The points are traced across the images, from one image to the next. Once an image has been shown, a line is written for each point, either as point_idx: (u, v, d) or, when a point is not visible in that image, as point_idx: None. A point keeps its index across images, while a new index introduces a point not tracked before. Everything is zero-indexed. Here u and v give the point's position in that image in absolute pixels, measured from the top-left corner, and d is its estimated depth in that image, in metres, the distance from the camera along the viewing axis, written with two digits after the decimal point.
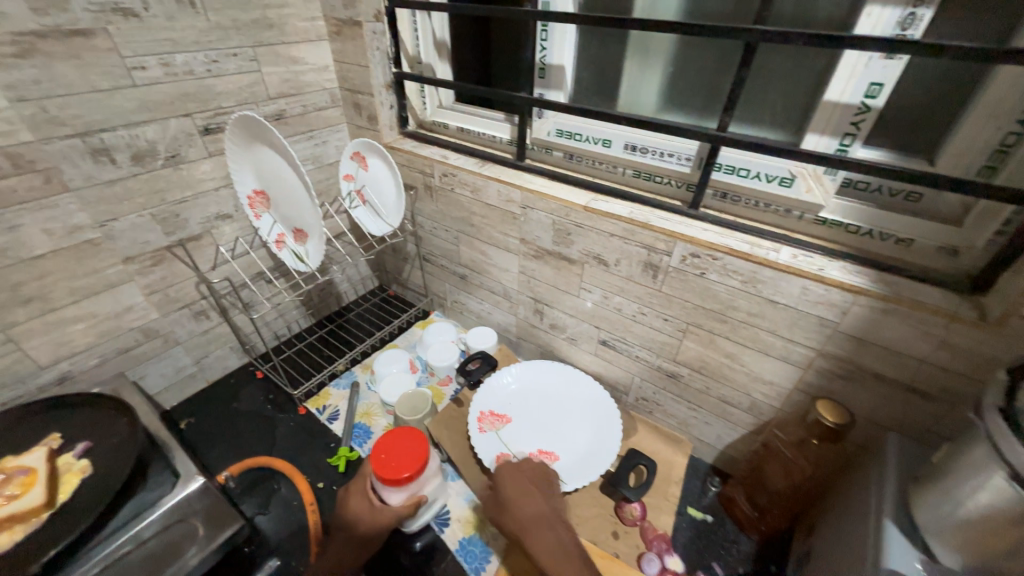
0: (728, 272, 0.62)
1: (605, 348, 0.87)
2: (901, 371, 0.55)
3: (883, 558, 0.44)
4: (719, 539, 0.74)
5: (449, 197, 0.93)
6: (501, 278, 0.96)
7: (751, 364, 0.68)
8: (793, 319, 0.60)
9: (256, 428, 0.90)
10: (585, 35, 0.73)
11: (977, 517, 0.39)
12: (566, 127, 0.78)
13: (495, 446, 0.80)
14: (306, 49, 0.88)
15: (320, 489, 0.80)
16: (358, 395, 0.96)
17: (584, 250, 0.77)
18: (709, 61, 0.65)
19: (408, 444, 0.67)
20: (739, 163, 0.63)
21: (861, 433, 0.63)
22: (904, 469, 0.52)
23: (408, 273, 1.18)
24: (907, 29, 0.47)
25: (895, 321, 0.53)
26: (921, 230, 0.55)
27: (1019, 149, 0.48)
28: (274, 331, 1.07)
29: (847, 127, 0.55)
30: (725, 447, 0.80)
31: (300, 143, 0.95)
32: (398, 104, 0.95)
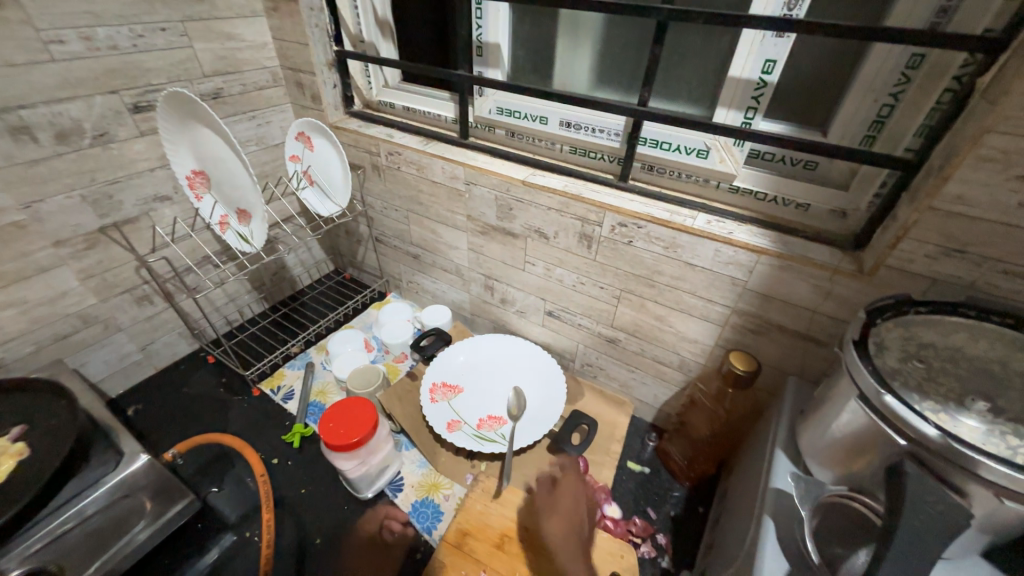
0: (652, 239, 0.67)
1: (551, 318, 0.91)
2: (798, 322, 0.62)
3: (772, 481, 0.50)
4: (655, 487, 0.80)
5: (396, 175, 0.94)
6: (452, 255, 0.99)
7: (677, 325, 0.73)
8: (709, 280, 0.66)
9: (208, 411, 0.90)
10: (518, 14, 0.75)
11: (840, 436, 0.45)
12: (505, 105, 0.80)
13: (445, 414, 0.83)
14: (240, 25, 0.86)
15: (275, 464, 0.81)
16: (313, 374, 0.97)
17: (526, 224, 0.81)
18: (632, 39, 0.69)
19: (355, 412, 0.70)
20: (663, 137, 0.68)
21: (770, 381, 0.70)
22: (798, 406, 0.58)
23: (362, 255, 1.19)
24: (793, 9, 0.52)
25: (791, 276, 0.59)
26: (816, 195, 0.61)
27: (891, 120, 0.54)
28: (225, 316, 1.06)
29: (750, 101, 0.60)
30: (661, 405, 0.86)
31: (242, 123, 0.93)
32: (342, 83, 0.95)
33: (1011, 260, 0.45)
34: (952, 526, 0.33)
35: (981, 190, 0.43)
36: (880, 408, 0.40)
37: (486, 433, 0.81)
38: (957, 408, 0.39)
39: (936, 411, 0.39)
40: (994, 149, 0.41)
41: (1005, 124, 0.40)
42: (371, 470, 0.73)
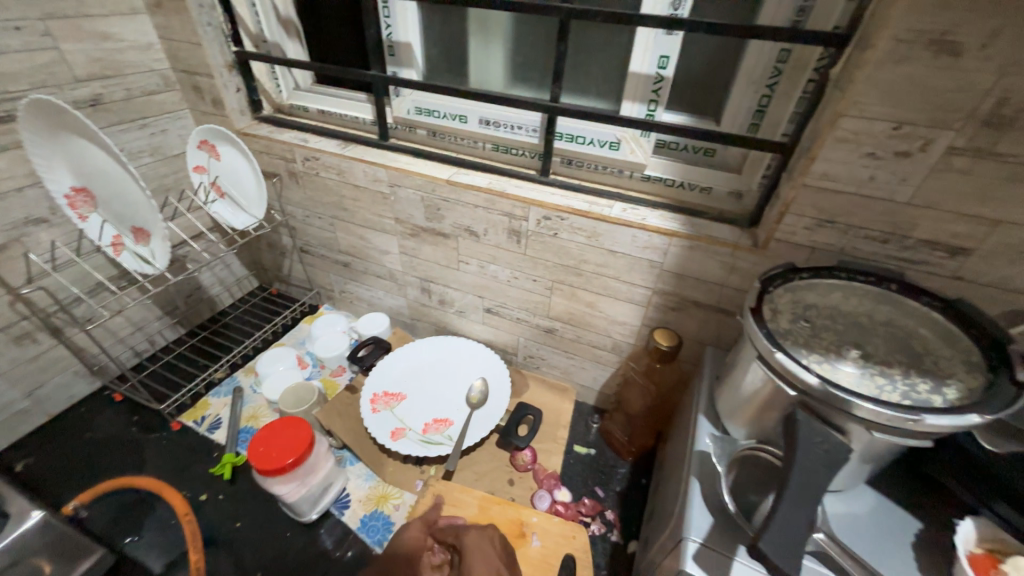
0: (575, 230, 0.70)
1: (490, 315, 0.92)
2: (710, 297, 0.67)
3: (696, 444, 0.54)
4: (601, 466, 0.84)
5: (315, 181, 0.89)
6: (384, 261, 0.96)
7: (607, 309, 0.77)
8: (630, 264, 0.69)
9: (119, 455, 0.81)
10: (427, 12, 0.74)
11: (747, 395, 0.49)
12: (423, 104, 0.79)
13: (389, 423, 0.81)
14: (117, 23, 0.77)
15: (203, 502, 0.75)
16: (241, 400, 0.90)
17: (455, 223, 0.80)
18: (540, 37, 0.71)
19: (288, 433, 0.66)
20: (577, 132, 0.70)
21: (692, 353, 0.75)
22: (715, 373, 0.64)
23: (288, 267, 1.12)
24: (678, 8, 0.57)
25: (700, 255, 0.64)
26: (715, 179, 0.66)
27: (770, 108, 0.60)
28: (131, 348, 0.95)
29: (651, 94, 0.64)
30: (600, 387, 0.90)
31: (131, 132, 0.84)
32: (247, 86, 0.89)
33: (870, 226, 0.53)
34: (835, 460, 0.38)
35: (841, 167, 0.50)
36: (774, 365, 0.44)
37: (433, 437, 0.80)
38: (836, 358, 0.45)
39: (820, 361, 0.44)
40: (847, 131, 0.48)
41: (853, 109, 0.46)
42: (313, 491, 0.70)
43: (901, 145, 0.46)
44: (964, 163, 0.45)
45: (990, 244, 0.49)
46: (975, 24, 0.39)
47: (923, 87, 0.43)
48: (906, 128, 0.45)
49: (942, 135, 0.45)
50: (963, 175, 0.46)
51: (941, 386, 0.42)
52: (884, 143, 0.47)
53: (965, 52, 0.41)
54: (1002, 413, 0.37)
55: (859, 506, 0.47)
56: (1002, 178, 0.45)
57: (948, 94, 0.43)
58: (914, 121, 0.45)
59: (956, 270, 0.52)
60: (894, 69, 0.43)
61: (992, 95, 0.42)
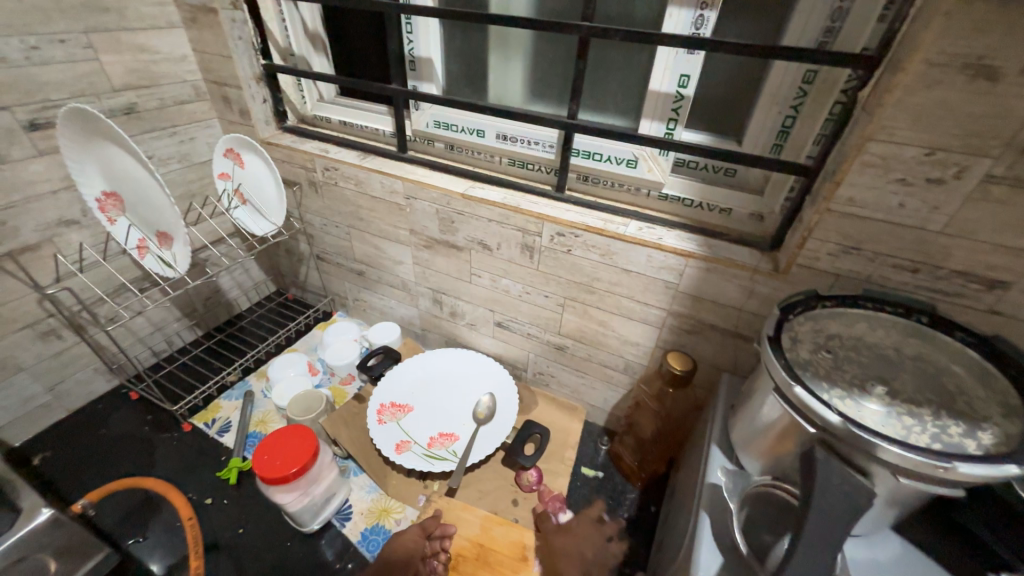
0: (589, 247, 0.69)
1: (501, 329, 0.91)
2: (727, 320, 0.65)
3: (708, 476, 0.52)
4: (609, 490, 0.81)
5: (334, 191, 0.91)
6: (397, 271, 0.97)
7: (619, 329, 0.75)
8: (644, 284, 0.68)
9: (131, 453, 0.82)
10: (449, 29, 0.75)
11: (763, 427, 0.47)
12: (442, 118, 0.79)
13: (394, 435, 0.81)
14: (154, 36, 0.81)
15: (207, 505, 0.75)
16: (251, 404, 0.91)
17: (468, 236, 0.80)
18: (560, 55, 0.71)
19: (294, 443, 0.66)
20: (594, 149, 0.70)
21: (707, 378, 0.73)
22: (731, 400, 0.61)
23: (305, 274, 1.14)
24: (700, 28, 0.56)
25: (717, 278, 0.62)
26: (735, 200, 0.65)
27: (794, 130, 0.58)
28: (150, 347, 0.98)
29: (670, 113, 0.63)
30: (610, 408, 0.88)
31: (161, 139, 0.87)
32: (273, 97, 0.91)
33: (899, 254, 0.50)
34: (858, 505, 0.36)
35: (868, 192, 0.48)
36: (791, 398, 0.42)
37: (437, 451, 0.79)
38: (860, 394, 0.42)
39: (843, 397, 0.42)
40: (874, 155, 0.46)
41: (881, 133, 0.44)
42: (315, 501, 0.69)
43: (933, 172, 0.44)
44: (1002, 193, 0.43)
45: None
46: (1015, 49, 0.37)
47: (957, 113, 0.41)
48: (938, 153, 0.43)
49: (978, 163, 0.42)
50: (1001, 204, 0.43)
51: (976, 430, 0.39)
52: (914, 169, 0.45)
53: (1004, 77, 0.39)
54: None
55: (882, 553, 0.44)
56: None
57: (985, 120, 0.41)
58: (948, 148, 0.43)
59: (993, 303, 0.49)
60: (926, 93, 0.41)
61: None
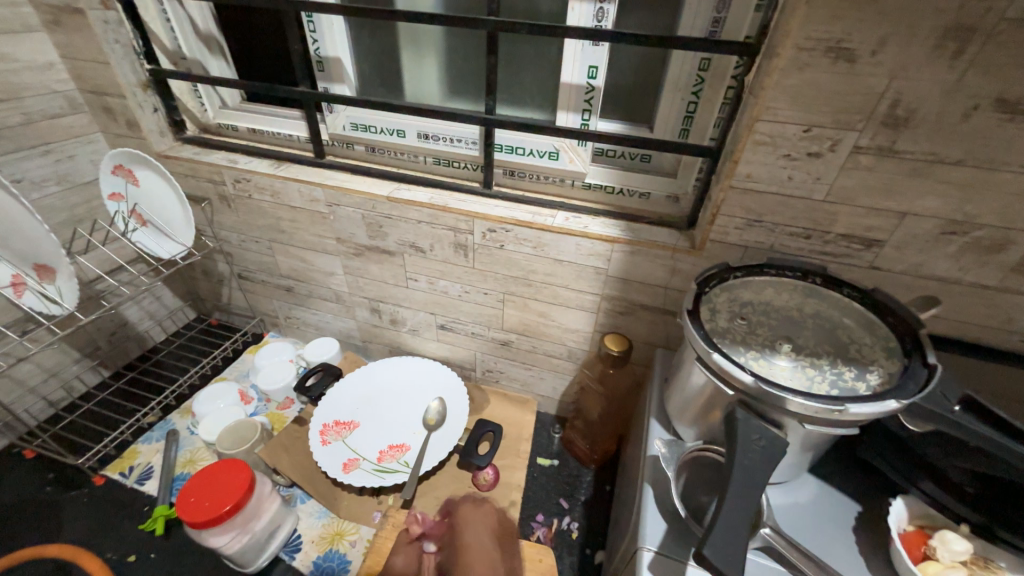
0: (520, 241, 0.69)
1: (444, 332, 0.90)
2: (656, 299, 0.68)
3: (649, 449, 0.54)
4: (565, 477, 0.82)
5: (248, 204, 0.85)
6: (329, 283, 0.92)
7: (559, 318, 0.77)
8: (577, 272, 0.70)
9: (31, 520, 0.72)
10: (355, 26, 0.72)
11: (693, 395, 0.50)
12: (359, 120, 0.76)
13: (341, 455, 0.77)
14: (8, 42, 0.70)
15: (133, 563, 0.68)
16: (176, 444, 0.82)
17: (399, 240, 0.78)
18: (472, 50, 0.71)
19: (227, 478, 0.61)
20: (516, 143, 0.70)
21: (644, 356, 0.76)
22: (665, 375, 0.64)
23: (227, 295, 1.05)
24: (601, 20, 0.58)
25: (642, 259, 0.65)
26: (652, 184, 0.68)
27: (697, 114, 0.62)
28: (44, 397, 0.86)
29: (583, 104, 0.65)
30: (560, 396, 0.90)
31: (32, 160, 0.77)
32: (166, 106, 0.83)
33: (794, 223, 0.55)
34: (773, 455, 0.39)
35: (762, 168, 0.52)
36: (712, 365, 0.45)
37: (389, 465, 0.77)
38: (770, 353, 0.46)
39: (756, 358, 0.46)
40: (764, 134, 0.50)
41: (767, 114, 0.48)
42: (257, 538, 0.64)
43: (813, 146, 0.49)
44: (869, 161, 0.48)
45: (899, 234, 0.52)
46: (864, 33, 0.42)
47: (826, 91, 0.46)
48: (815, 129, 0.48)
49: (848, 136, 0.47)
50: (870, 171, 0.49)
51: (866, 373, 0.44)
52: (797, 144, 0.49)
53: (859, 58, 0.43)
54: (919, 396, 0.39)
55: (803, 494, 0.49)
56: (904, 173, 0.48)
57: (848, 97, 0.46)
58: (822, 124, 0.47)
59: (873, 260, 0.55)
60: (799, 75, 0.45)
61: (886, 97, 0.45)
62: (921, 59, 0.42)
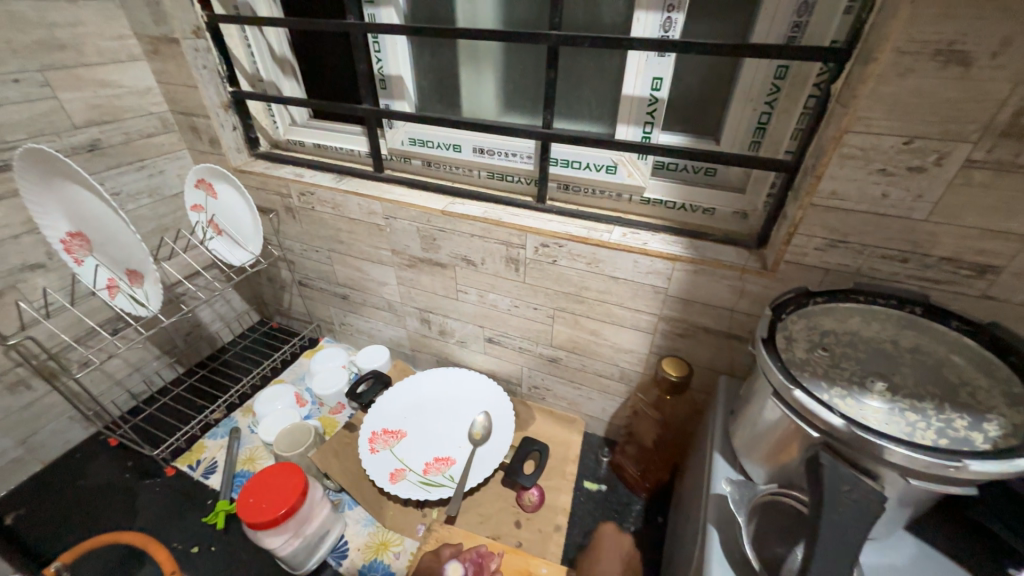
0: (574, 256, 0.67)
1: (492, 345, 0.89)
2: (719, 322, 0.64)
3: (713, 487, 0.50)
4: (614, 504, 0.78)
5: (312, 216, 0.89)
6: (382, 292, 0.94)
7: (612, 337, 0.74)
8: (634, 291, 0.67)
9: (112, 504, 0.78)
10: (417, 45, 0.74)
11: (766, 432, 0.45)
12: (417, 135, 0.78)
13: (388, 464, 0.78)
14: (116, 70, 0.79)
15: (196, 554, 0.72)
16: (238, 442, 0.87)
17: (452, 253, 0.79)
18: (529, 65, 0.71)
19: (283, 480, 0.63)
20: (572, 157, 0.69)
21: (704, 381, 0.72)
22: (730, 405, 0.59)
23: (288, 301, 1.11)
24: (669, 30, 0.56)
25: (706, 279, 0.61)
26: (717, 200, 0.64)
27: (771, 126, 0.58)
28: (128, 390, 0.94)
29: (645, 116, 0.62)
30: (609, 417, 0.86)
31: (129, 174, 0.85)
32: (243, 124, 0.89)
33: (886, 245, 0.49)
34: (868, 511, 0.34)
35: (850, 185, 0.47)
36: (791, 402, 0.41)
37: (434, 478, 0.76)
38: (860, 391, 0.41)
39: (844, 396, 0.41)
40: (854, 147, 0.45)
41: (859, 124, 0.44)
42: (309, 541, 0.66)
43: (913, 160, 0.44)
44: (985, 177, 0.42)
45: (1021, 260, 0.45)
46: (983, 33, 0.37)
47: (932, 99, 0.41)
48: (917, 142, 0.43)
49: (958, 148, 0.42)
50: (985, 189, 0.43)
51: (982, 421, 0.38)
52: (894, 158, 0.44)
53: (975, 62, 0.38)
54: None
55: (899, 556, 0.43)
56: None
57: (960, 105, 0.40)
58: (926, 135, 0.42)
59: (985, 289, 0.48)
60: (899, 82, 0.41)
61: (1010, 104, 0.39)
62: None
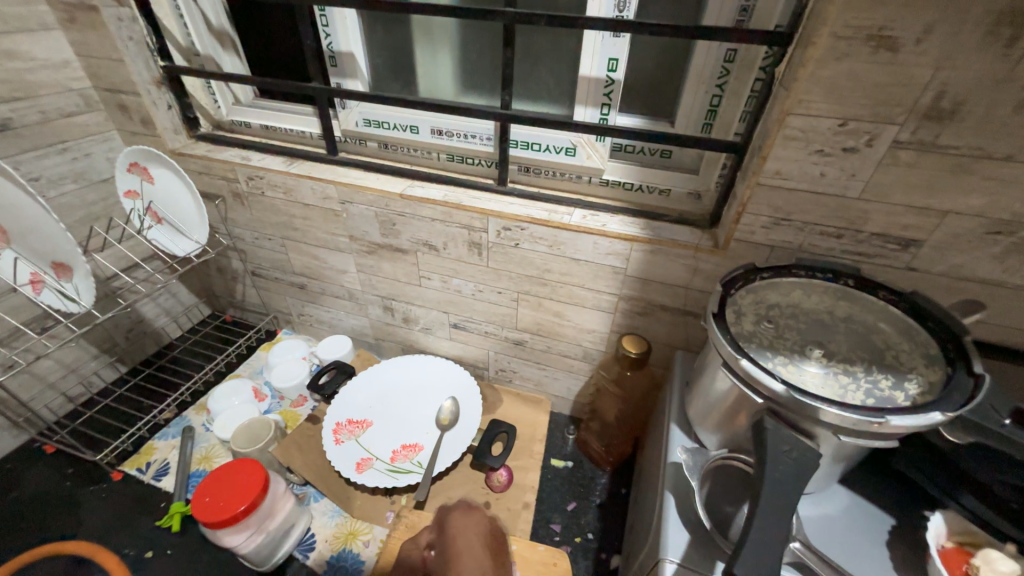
0: (536, 239, 0.68)
1: (457, 330, 0.89)
2: (676, 299, 0.66)
3: (669, 456, 0.52)
4: (580, 479, 0.81)
5: (262, 201, 0.84)
6: (342, 281, 0.91)
7: (575, 318, 0.75)
8: (594, 272, 0.68)
9: (51, 514, 0.73)
10: (368, 21, 0.71)
11: (717, 401, 0.48)
12: (372, 116, 0.75)
13: (354, 454, 0.77)
14: (25, 40, 0.70)
15: (150, 559, 0.68)
16: (192, 441, 0.83)
17: (412, 238, 0.77)
18: (486, 44, 0.69)
19: (241, 477, 0.61)
20: (532, 139, 0.68)
21: (662, 357, 0.74)
22: (686, 378, 0.62)
23: (241, 293, 1.06)
24: (623, 10, 0.56)
25: (663, 259, 0.63)
26: (673, 181, 0.66)
27: (721, 108, 0.59)
28: (63, 392, 0.87)
29: (603, 98, 0.62)
30: (574, 396, 0.88)
31: (48, 158, 0.77)
32: (179, 103, 0.82)
33: (824, 222, 0.53)
34: (806, 467, 0.37)
35: (792, 165, 0.50)
36: (739, 372, 0.43)
37: (401, 465, 0.76)
38: (800, 359, 0.44)
39: (785, 364, 0.43)
40: (796, 129, 0.47)
41: (799, 107, 0.46)
42: (273, 536, 0.64)
43: (848, 141, 0.46)
44: (909, 157, 0.46)
45: (939, 234, 0.49)
46: (908, 20, 0.40)
47: (864, 83, 0.43)
48: (851, 123, 0.45)
49: (886, 130, 0.45)
50: (909, 167, 0.46)
51: (904, 381, 0.41)
52: (831, 139, 0.47)
53: (902, 47, 0.41)
54: (964, 408, 0.37)
55: (834, 506, 0.47)
56: (947, 169, 0.45)
57: (889, 88, 0.43)
58: (859, 117, 0.45)
59: (909, 261, 0.52)
60: (835, 66, 0.43)
61: (931, 88, 0.42)
62: (972, 47, 0.39)
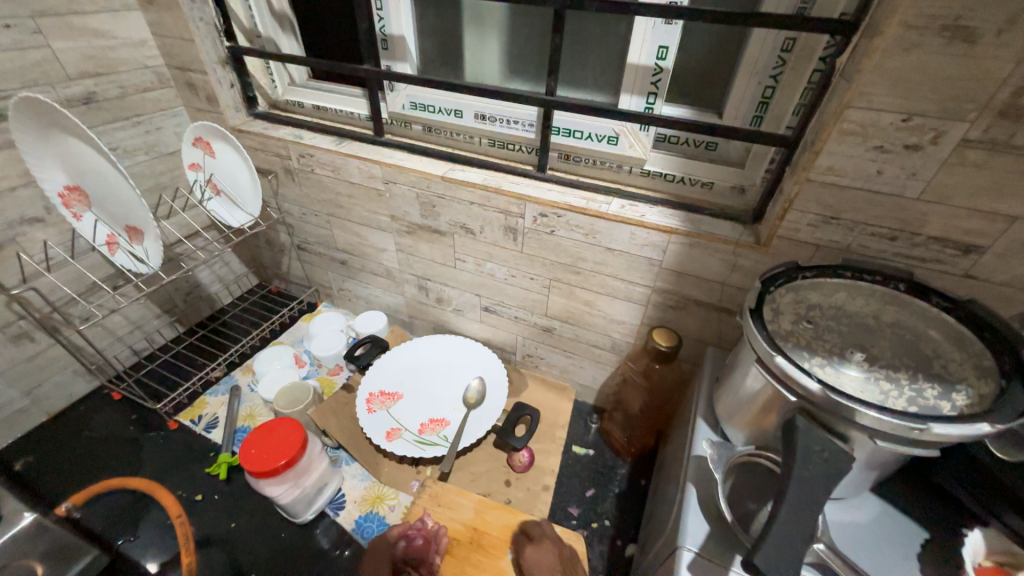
0: (572, 227, 0.68)
1: (487, 313, 0.91)
2: (711, 295, 0.65)
3: (694, 449, 0.53)
4: (600, 467, 0.82)
5: (311, 179, 0.88)
6: (381, 259, 0.95)
7: (605, 308, 0.75)
8: (629, 263, 0.68)
9: (117, 453, 0.81)
10: (421, 5, 0.72)
11: (749, 399, 0.47)
12: (418, 99, 0.77)
13: (384, 423, 0.81)
14: (109, 20, 0.77)
15: (199, 501, 0.75)
16: (238, 399, 0.89)
17: (450, 220, 0.79)
18: (534, 29, 0.69)
19: (285, 434, 0.66)
20: (574, 126, 0.68)
21: (692, 352, 0.74)
22: (716, 375, 0.62)
23: (287, 265, 1.12)
24: None
25: (700, 253, 0.62)
26: (716, 174, 0.64)
27: (774, 100, 0.57)
28: (129, 346, 0.95)
29: (649, 86, 0.62)
30: (599, 385, 0.89)
31: (125, 130, 0.84)
32: (241, 82, 0.87)
33: (878, 223, 0.50)
34: (836, 469, 0.36)
35: (847, 161, 0.48)
36: (773, 369, 0.42)
37: (428, 437, 0.79)
38: (840, 361, 0.43)
39: (823, 365, 0.42)
40: (853, 123, 0.45)
41: (859, 100, 0.44)
42: (307, 492, 0.69)
43: (911, 137, 0.44)
44: (978, 156, 0.43)
45: (1005, 241, 0.46)
46: (990, 9, 0.37)
47: (935, 76, 0.41)
48: (915, 119, 0.43)
49: (954, 127, 0.42)
50: (977, 169, 0.44)
51: (951, 391, 0.40)
52: (892, 136, 0.45)
53: (980, 39, 0.38)
54: (1015, 422, 0.35)
55: (862, 513, 0.46)
56: (1019, 171, 0.42)
57: (961, 82, 0.40)
58: (925, 113, 0.43)
59: (968, 268, 0.49)
60: (904, 57, 0.41)
61: (1009, 84, 0.39)
62: None
